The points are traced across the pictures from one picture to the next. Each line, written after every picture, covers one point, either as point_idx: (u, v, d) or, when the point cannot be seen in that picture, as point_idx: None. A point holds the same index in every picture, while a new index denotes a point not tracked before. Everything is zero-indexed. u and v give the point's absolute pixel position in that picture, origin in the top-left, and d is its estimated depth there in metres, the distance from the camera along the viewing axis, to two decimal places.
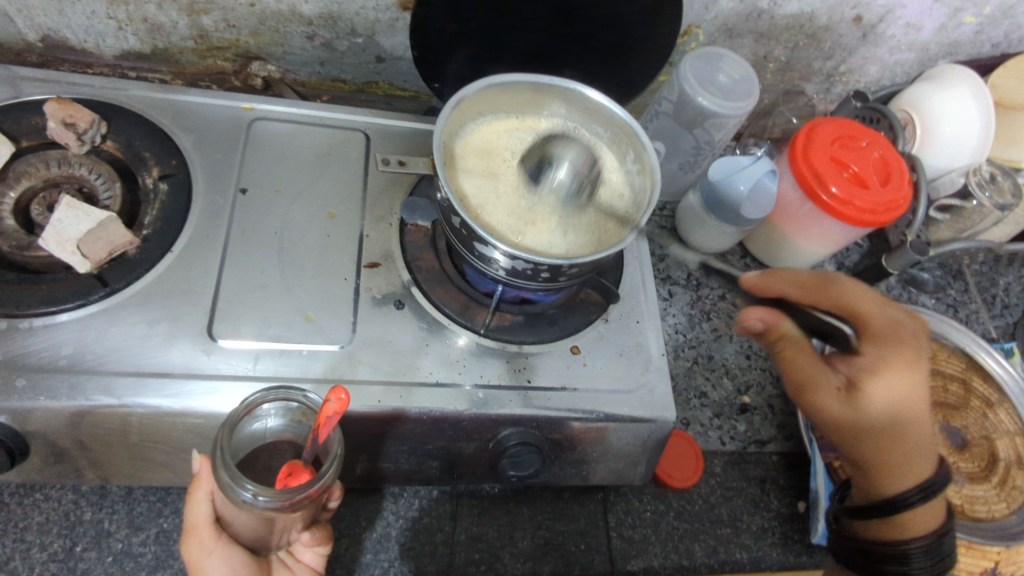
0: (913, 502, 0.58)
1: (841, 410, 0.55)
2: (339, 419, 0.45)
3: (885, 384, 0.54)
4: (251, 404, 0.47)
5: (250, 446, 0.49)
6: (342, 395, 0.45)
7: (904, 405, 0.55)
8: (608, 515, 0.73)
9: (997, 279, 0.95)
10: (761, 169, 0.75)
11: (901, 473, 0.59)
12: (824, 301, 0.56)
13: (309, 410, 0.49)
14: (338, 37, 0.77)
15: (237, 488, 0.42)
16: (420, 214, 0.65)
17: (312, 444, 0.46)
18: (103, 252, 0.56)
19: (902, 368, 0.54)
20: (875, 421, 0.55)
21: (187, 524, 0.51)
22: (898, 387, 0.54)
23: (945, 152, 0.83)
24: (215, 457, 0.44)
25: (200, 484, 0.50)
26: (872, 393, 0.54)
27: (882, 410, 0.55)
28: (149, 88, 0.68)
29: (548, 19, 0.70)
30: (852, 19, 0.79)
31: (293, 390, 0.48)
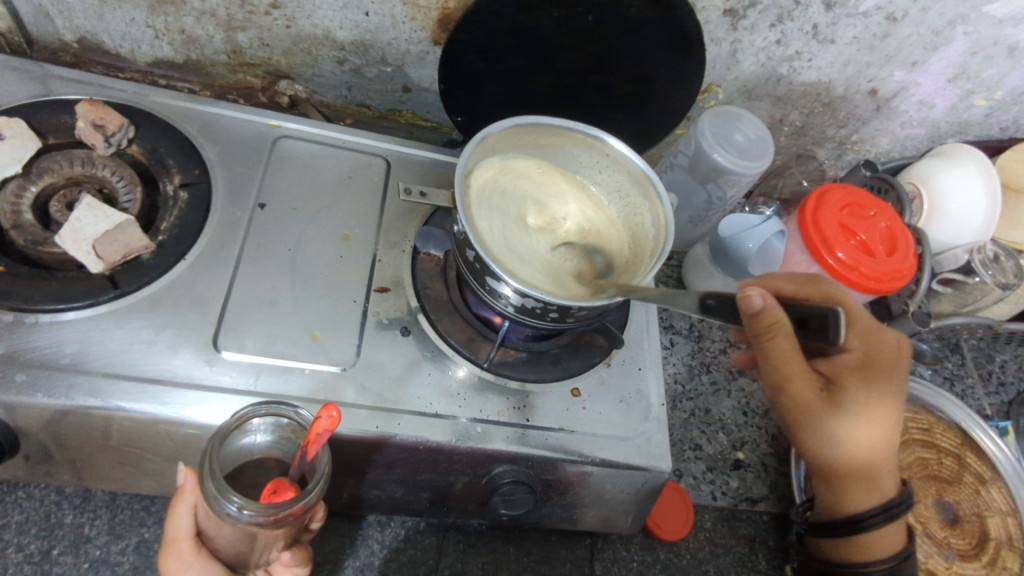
0: (870, 523, 0.55)
1: (815, 403, 0.52)
2: (329, 437, 0.45)
3: (859, 384, 0.54)
4: (242, 416, 0.46)
5: (236, 461, 0.48)
6: (334, 413, 0.45)
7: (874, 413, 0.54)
8: (594, 562, 0.72)
9: (995, 355, 0.96)
10: (769, 229, 0.79)
11: (866, 493, 0.56)
12: (818, 296, 0.55)
13: (299, 427, 0.48)
14: (368, 64, 0.78)
15: (222, 500, 0.41)
16: (434, 244, 0.65)
17: (299, 462, 0.45)
18: (117, 254, 0.57)
19: (874, 371, 0.55)
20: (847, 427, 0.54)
21: (168, 536, 0.50)
22: (871, 395, 0.54)
23: (950, 228, 0.85)
24: (202, 467, 0.44)
25: (183, 496, 0.50)
26: (853, 396, 0.54)
27: (856, 416, 0.54)
28: (178, 97, 0.69)
29: (574, 66, 0.71)
30: (868, 92, 0.81)
31: (284, 406, 0.48)
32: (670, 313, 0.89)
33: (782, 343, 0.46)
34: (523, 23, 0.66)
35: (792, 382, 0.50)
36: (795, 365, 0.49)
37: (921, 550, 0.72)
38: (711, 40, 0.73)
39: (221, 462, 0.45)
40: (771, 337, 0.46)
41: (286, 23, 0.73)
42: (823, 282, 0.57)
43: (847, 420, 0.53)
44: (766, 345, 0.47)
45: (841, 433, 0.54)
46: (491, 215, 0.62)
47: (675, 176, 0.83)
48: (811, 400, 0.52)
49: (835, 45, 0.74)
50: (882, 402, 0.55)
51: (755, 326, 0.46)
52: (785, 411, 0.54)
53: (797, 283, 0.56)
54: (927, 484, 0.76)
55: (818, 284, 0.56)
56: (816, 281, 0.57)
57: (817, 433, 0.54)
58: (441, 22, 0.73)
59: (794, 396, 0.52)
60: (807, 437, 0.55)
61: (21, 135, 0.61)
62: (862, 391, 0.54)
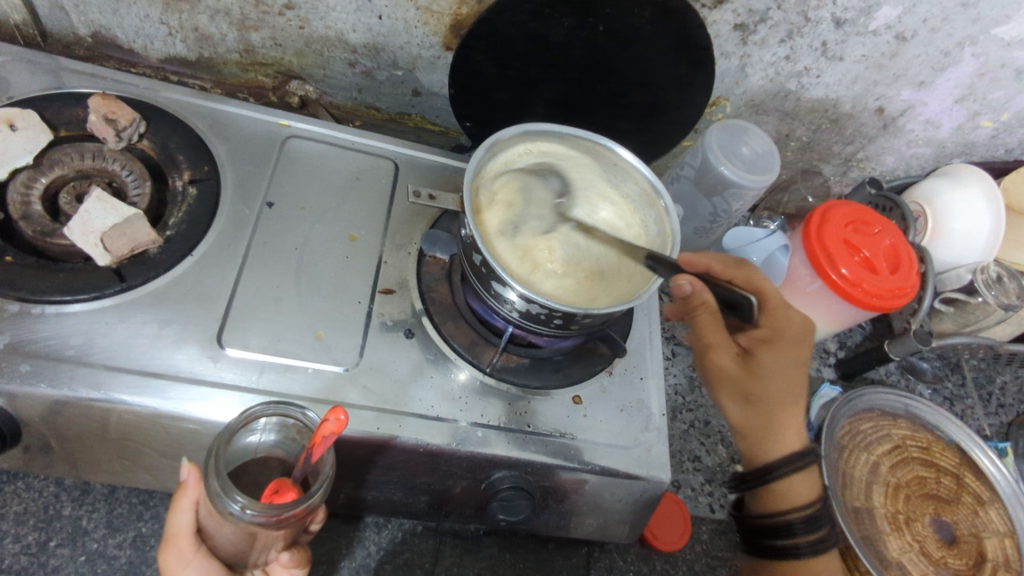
0: (780, 474, 0.60)
1: (731, 370, 0.59)
2: (335, 440, 0.45)
3: (775, 352, 0.59)
4: (249, 416, 0.47)
5: (240, 458, 0.47)
6: (342, 416, 0.44)
7: (787, 377, 0.59)
8: (591, 571, 0.71)
9: (994, 376, 0.96)
10: (773, 244, 0.79)
11: (773, 448, 0.61)
12: (741, 281, 0.62)
13: (305, 429, 0.48)
14: (379, 67, 0.79)
15: (226, 499, 0.42)
16: (440, 248, 0.66)
17: (303, 463, 0.45)
18: (125, 248, 0.57)
19: (789, 340, 0.59)
20: (761, 391, 0.59)
21: (168, 530, 0.50)
22: (784, 359, 0.59)
23: (954, 247, 0.85)
24: (207, 464, 0.44)
25: (186, 492, 0.50)
26: (765, 363, 0.58)
27: (773, 382, 0.59)
28: (189, 94, 0.69)
29: (585, 75, 0.72)
30: (875, 110, 0.82)
31: (291, 407, 0.48)
32: (672, 324, 0.89)
33: (705, 320, 0.58)
34: (535, 32, 0.67)
35: (709, 350, 0.59)
36: (717, 337, 0.59)
37: (915, 567, 0.71)
38: (720, 54, 0.74)
39: (226, 459, 0.45)
40: (700, 312, 0.57)
41: (299, 23, 0.73)
42: (749, 266, 0.62)
43: (760, 385, 0.59)
44: (696, 318, 0.58)
45: (757, 401, 0.59)
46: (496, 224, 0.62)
47: (681, 187, 0.83)
48: (728, 367, 0.59)
49: (844, 62, 0.75)
50: (795, 370, 0.59)
51: (686, 303, 0.57)
52: (709, 378, 0.61)
53: (724, 265, 0.61)
54: (924, 501, 0.76)
55: (743, 269, 0.61)
56: (743, 267, 0.62)
57: (734, 397, 0.60)
58: (454, 27, 0.73)
59: (713, 362, 0.59)
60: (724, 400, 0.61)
61: (33, 126, 0.61)
62: (774, 359, 0.59)
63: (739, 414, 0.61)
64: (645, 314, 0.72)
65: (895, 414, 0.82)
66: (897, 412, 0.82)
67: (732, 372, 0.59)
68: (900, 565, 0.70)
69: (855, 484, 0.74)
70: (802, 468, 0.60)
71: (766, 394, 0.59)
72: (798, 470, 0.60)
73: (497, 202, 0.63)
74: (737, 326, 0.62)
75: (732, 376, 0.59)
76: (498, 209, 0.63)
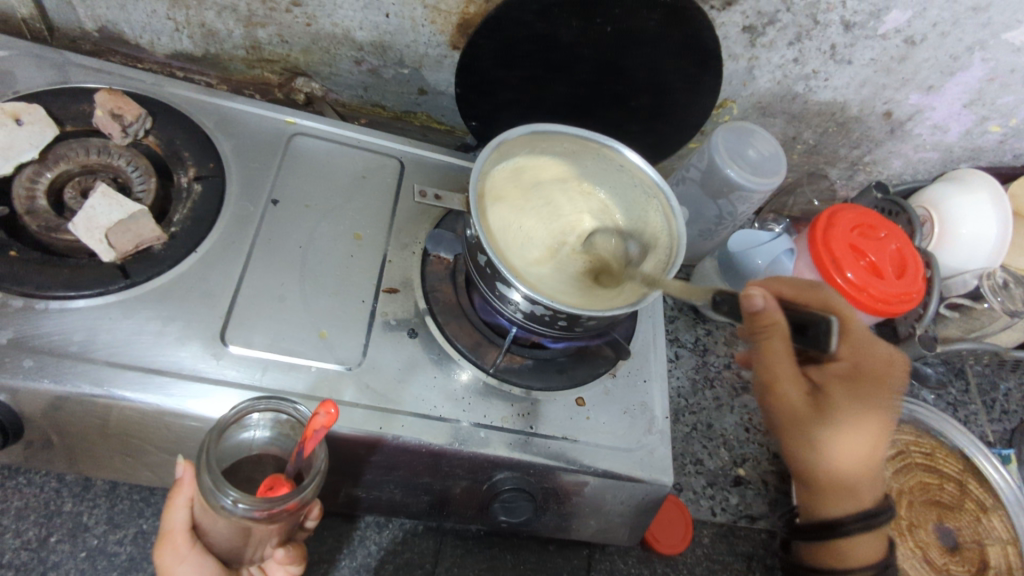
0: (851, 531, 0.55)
1: (800, 408, 0.52)
2: (327, 433, 0.45)
3: (850, 391, 0.53)
4: (240, 411, 0.46)
5: (234, 456, 0.48)
6: (332, 410, 0.44)
7: (862, 423, 0.53)
8: (591, 573, 0.71)
9: (999, 383, 0.95)
10: (779, 247, 0.80)
11: (843, 500, 0.56)
12: (816, 306, 0.55)
13: (298, 423, 0.48)
14: (385, 65, 0.79)
15: (218, 493, 0.41)
16: (444, 247, 0.65)
17: (296, 458, 0.45)
18: (130, 244, 0.57)
19: (868, 381, 0.54)
20: (834, 437, 0.52)
21: (163, 526, 0.50)
22: (859, 401, 0.53)
23: (961, 252, 0.84)
24: (199, 459, 0.44)
25: (180, 489, 0.49)
26: (839, 403, 0.52)
27: (848, 426, 0.52)
28: (195, 90, 0.69)
29: (591, 76, 0.72)
30: (882, 114, 0.82)
31: (283, 402, 0.48)
32: (675, 327, 0.89)
33: (774, 344, 0.50)
34: (543, 32, 0.67)
35: (775, 383, 0.51)
36: (784, 364, 0.51)
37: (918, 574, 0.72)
38: (728, 56, 0.74)
39: (219, 456, 0.46)
40: (768, 336, 0.50)
41: (306, 21, 0.73)
42: (823, 292, 0.56)
43: (833, 429, 0.52)
44: (763, 342, 0.50)
45: (831, 448, 0.53)
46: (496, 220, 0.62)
47: (687, 189, 0.83)
48: (797, 404, 0.52)
49: (852, 66, 0.74)
50: (875, 414, 0.53)
51: (754, 322, 0.50)
52: (773, 416, 0.54)
53: (796, 289, 0.56)
54: (927, 508, 0.76)
55: (816, 293, 0.56)
56: (816, 288, 0.57)
57: (803, 441, 0.53)
58: (461, 26, 0.73)
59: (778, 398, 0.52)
60: (791, 442, 0.54)
61: (39, 121, 0.61)
62: (849, 401, 0.53)
63: (805, 459, 0.54)
64: (649, 316, 0.72)
65: (898, 419, 0.81)
66: (901, 418, 0.81)
67: (802, 412, 0.52)
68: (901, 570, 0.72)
69: None
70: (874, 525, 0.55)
71: (836, 439, 0.53)
72: (869, 527, 0.55)
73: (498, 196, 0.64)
74: (810, 358, 0.56)
75: (800, 416, 0.52)
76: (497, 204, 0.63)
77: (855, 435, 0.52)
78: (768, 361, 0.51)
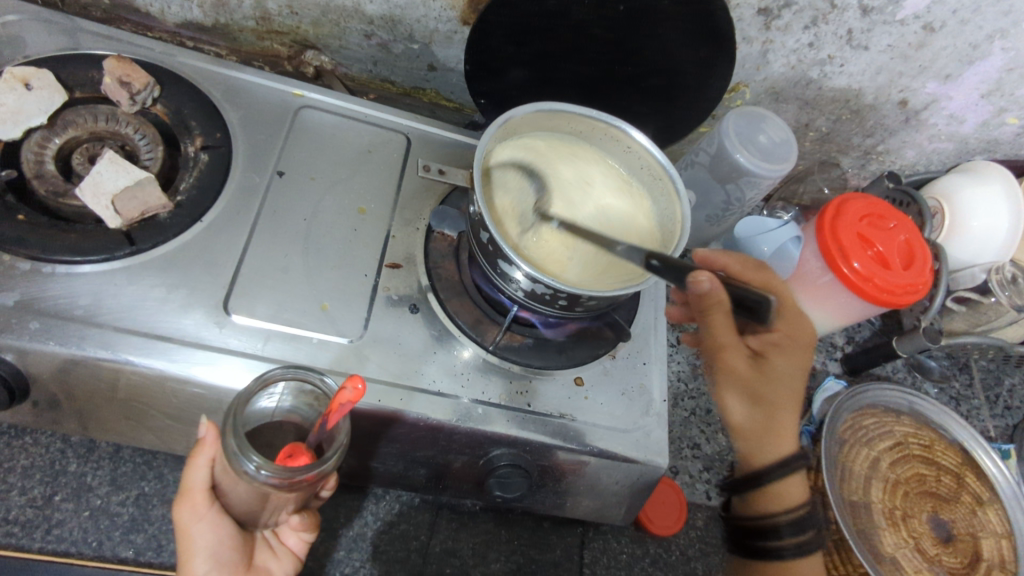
0: (772, 476, 0.55)
1: (741, 368, 0.55)
2: (351, 408, 0.45)
3: (786, 355, 0.56)
4: (267, 379, 0.47)
5: (257, 421, 0.48)
6: (359, 386, 0.44)
7: (794, 385, 0.56)
8: (584, 550, 0.72)
9: (1003, 378, 0.95)
10: (785, 235, 0.79)
11: (767, 448, 0.55)
12: (756, 281, 0.61)
13: (322, 394, 0.49)
14: (396, 39, 0.78)
15: (243, 458, 0.42)
16: (448, 223, 0.65)
17: (319, 429, 0.45)
18: (136, 211, 0.58)
19: (802, 346, 0.56)
20: (770, 394, 0.55)
21: (182, 485, 0.50)
22: (795, 366, 0.56)
23: (970, 246, 0.83)
24: (225, 424, 0.44)
25: (202, 449, 0.50)
26: (778, 367, 0.55)
27: (782, 386, 0.55)
28: (202, 59, 0.69)
29: (603, 56, 0.71)
30: (898, 102, 0.80)
31: (310, 372, 0.48)
32: None
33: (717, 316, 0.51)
34: (554, 9, 0.66)
35: (722, 348, 0.54)
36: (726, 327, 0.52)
37: (910, 563, 0.71)
38: (743, 39, 0.73)
39: (244, 420, 0.46)
40: (713, 309, 0.50)
41: None
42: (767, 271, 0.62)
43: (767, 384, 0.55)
44: (709, 316, 0.51)
45: (766, 402, 0.55)
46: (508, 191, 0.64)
47: (695, 174, 0.82)
48: (739, 365, 0.55)
49: (869, 52, 0.73)
50: (803, 372, 0.56)
51: (700, 300, 0.49)
52: (716, 373, 0.57)
53: (743, 266, 0.61)
54: (923, 498, 0.76)
55: (759, 271, 0.61)
56: (758, 269, 0.62)
57: (747, 399, 0.56)
58: (471, 2, 0.72)
59: (725, 356, 0.54)
60: (726, 395, 0.56)
61: (48, 86, 0.61)
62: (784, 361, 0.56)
63: (743, 417, 0.56)
64: (651, 298, 0.72)
65: (899, 411, 0.81)
66: (901, 410, 0.81)
67: (742, 372, 0.55)
68: (894, 560, 0.71)
69: (853, 478, 0.74)
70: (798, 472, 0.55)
71: (773, 400, 0.55)
72: (790, 471, 0.54)
73: (532, 174, 0.66)
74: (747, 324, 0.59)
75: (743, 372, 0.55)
76: (516, 180, 0.65)
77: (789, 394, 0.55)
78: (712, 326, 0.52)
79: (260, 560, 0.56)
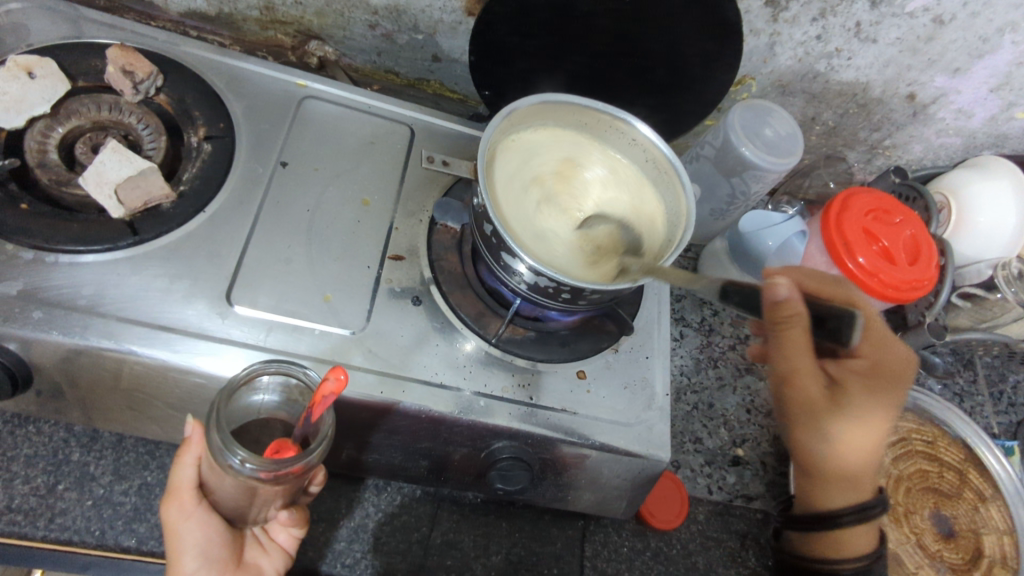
0: (845, 521, 0.55)
1: (819, 402, 0.55)
2: (335, 400, 0.45)
3: (863, 391, 0.55)
4: (251, 373, 0.47)
5: (243, 418, 0.48)
6: (341, 376, 0.45)
7: (869, 423, 0.55)
8: (585, 543, 0.72)
9: (1008, 375, 0.94)
10: (789, 229, 0.80)
11: (843, 489, 0.57)
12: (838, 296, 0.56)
13: (307, 388, 0.48)
14: (400, 30, 0.78)
15: (227, 452, 0.42)
16: (451, 216, 0.65)
17: (304, 422, 0.45)
18: (139, 201, 0.57)
19: (881, 383, 0.56)
20: (844, 434, 0.55)
21: (171, 483, 0.51)
22: (872, 404, 0.55)
23: (977, 242, 0.83)
24: (209, 419, 0.45)
25: (189, 447, 0.50)
26: (854, 401, 0.55)
27: (860, 426, 0.55)
28: (205, 49, 0.69)
29: (609, 47, 0.70)
30: (905, 96, 0.80)
31: (294, 365, 0.48)
32: (682, 306, 0.89)
33: (794, 334, 0.51)
34: None
35: (795, 373, 0.53)
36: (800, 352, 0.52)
37: (911, 559, 0.72)
38: (749, 31, 0.72)
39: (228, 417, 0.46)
40: (785, 325, 0.51)
41: None
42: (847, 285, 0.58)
43: (843, 420, 0.55)
44: (781, 330, 0.51)
45: (837, 440, 0.56)
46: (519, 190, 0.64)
47: (700, 167, 0.82)
48: (817, 397, 0.54)
49: (877, 45, 0.72)
50: (882, 412, 0.56)
51: (773, 314, 0.51)
52: (788, 404, 0.56)
53: (819, 282, 0.56)
54: (925, 495, 0.76)
55: (838, 287, 0.57)
56: (838, 284, 0.57)
57: (818, 435, 0.56)
58: None
59: (808, 388, 0.54)
60: (799, 430, 0.57)
61: (51, 75, 0.61)
62: (864, 394, 0.56)
63: (817, 454, 0.57)
64: (654, 293, 0.71)
65: (901, 407, 0.80)
66: (904, 406, 0.80)
67: (819, 403, 0.54)
68: (897, 557, 0.72)
69: None
70: (868, 518, 0.55)
71: (846, 436, 0.55)
72: (863, 520, 0.55)
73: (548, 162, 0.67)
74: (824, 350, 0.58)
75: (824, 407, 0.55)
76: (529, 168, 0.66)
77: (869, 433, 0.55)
78: (788, 351, 0.52)
79: (251, 557, 0.56)
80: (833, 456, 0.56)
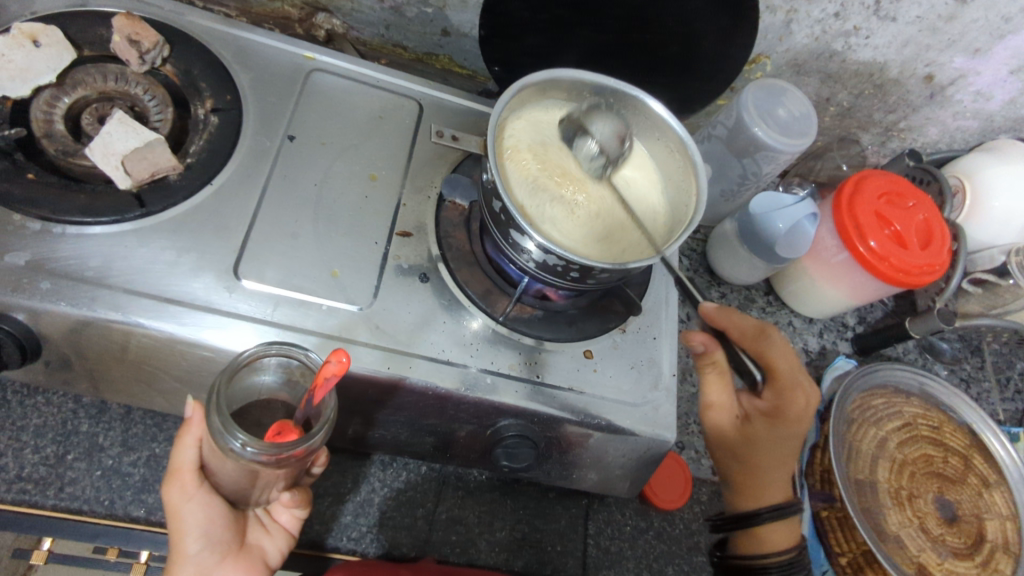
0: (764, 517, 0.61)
1: (730, 432, 0.66)
2: (338, 382, 0.44)
3: (779, 428, 0.64)
4: (251, 356, 0.47)
5: (245, 400, 0.49)
6: (343, 359, 0.44)
7: (774, 450, 0.64)
8: (589, 521, 0.73)
9: (1015, 362, 0.94)
10: (801, 211, 0.76)
11: (759, 497, 0.64)
12: (761, 349, 0.65)
13: (309, 370, 0.48)
14: (409, 3, 0.76)
15: (228, 435, 0.42)
16: (460, 192, 0.65)
17: (307, 405, 0.45)
18: (146, 172, 0.57)
19: (789, 419, 0.64)
20: (756, 455, 0.65)
21: (172, 465, 0.51)
22: (776, 434, 0.64)
23: (990, 228, 0.82)
24: (209, 401, 0.44)
25: (189, 429, 0.51)
26: (759, 433, 0.65)
27: (767, 445, 0.64)
28: (212, 19, 0.68)
29: (620, 22, 0.69)
30: (923, 77, 0.78)
31: (294, 347, 0.48)
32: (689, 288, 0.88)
33: (711, 376, 0.65)
34: None
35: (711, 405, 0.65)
36: (717, 393, 0.65)
37: (913, 543, 0.71)
38: (766, 9, 0.70)
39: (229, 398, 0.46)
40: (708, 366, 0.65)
41: None
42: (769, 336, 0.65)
43: (754, 445, 0.65)
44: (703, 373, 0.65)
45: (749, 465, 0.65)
46: (657, 155, 0.66)
47: (712, 147, 0.82)
48: (724, 422, 0.66)
49: (896, 23, 0.71)
50: (788, 438, 0.65)
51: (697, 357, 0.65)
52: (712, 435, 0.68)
53: (749, 326, 0.65)
54: (929, 479, 0.75)
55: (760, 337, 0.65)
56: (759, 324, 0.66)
57: (732, 456, 0.66)
58: None
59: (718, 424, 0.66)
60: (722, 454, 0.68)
61: (57, 43, 0.60)
62: (768, 427, 0.65)
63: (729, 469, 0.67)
64: (663, 272, 0.71)
65: (909, 391, 0.80)
66: (911, 391, 0.80)
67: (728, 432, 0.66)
68: (898, 541, 0.71)
69: (860, 456, 0.74)
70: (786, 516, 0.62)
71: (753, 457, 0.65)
72: (779, 517, 0.61)
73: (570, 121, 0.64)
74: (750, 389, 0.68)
75: (720, 436, 0.67)
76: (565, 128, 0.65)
77: (770, 464, 0.64)
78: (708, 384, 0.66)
79: (254, 538, 0.56)
80: (752, 471, 0.65)
